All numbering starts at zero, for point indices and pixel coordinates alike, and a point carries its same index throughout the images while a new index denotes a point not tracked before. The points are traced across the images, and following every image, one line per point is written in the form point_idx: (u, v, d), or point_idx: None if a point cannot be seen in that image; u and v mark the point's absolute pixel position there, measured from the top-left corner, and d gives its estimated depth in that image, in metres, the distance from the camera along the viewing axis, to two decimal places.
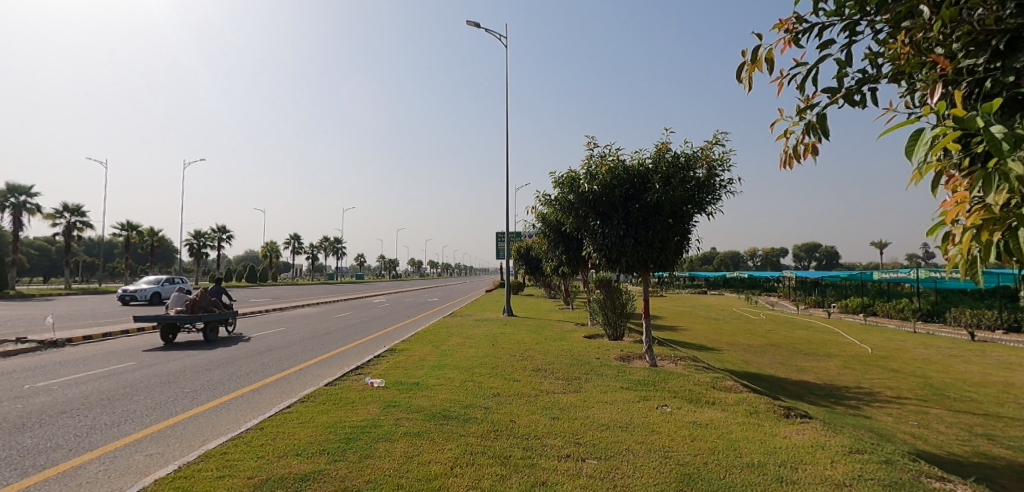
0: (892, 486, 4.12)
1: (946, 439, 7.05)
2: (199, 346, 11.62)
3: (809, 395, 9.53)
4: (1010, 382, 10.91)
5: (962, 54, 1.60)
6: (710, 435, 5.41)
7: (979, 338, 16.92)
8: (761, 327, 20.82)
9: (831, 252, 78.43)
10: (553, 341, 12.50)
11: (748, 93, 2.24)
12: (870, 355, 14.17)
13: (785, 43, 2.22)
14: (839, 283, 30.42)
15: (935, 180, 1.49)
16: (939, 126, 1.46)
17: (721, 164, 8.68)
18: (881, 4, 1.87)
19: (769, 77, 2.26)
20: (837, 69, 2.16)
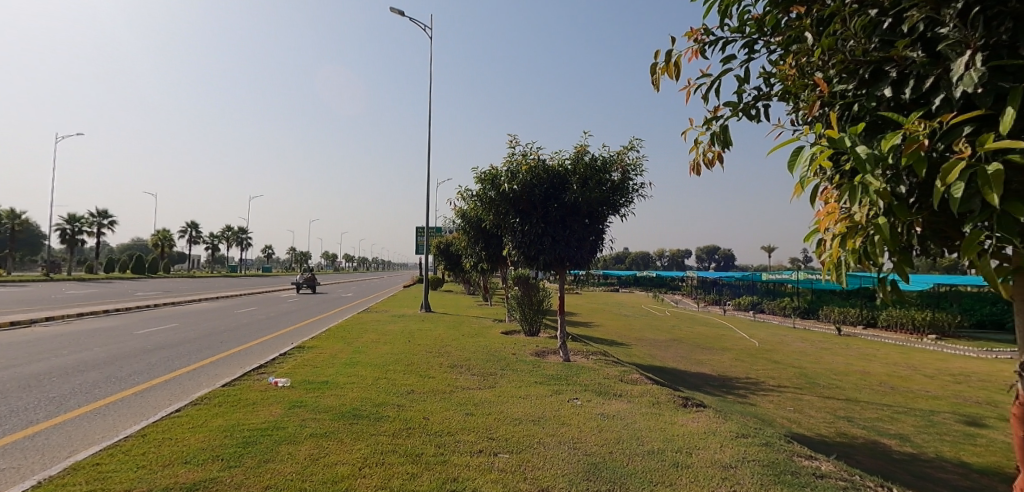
0: (769, 465, 4.56)
1: (816, 422, 7.95)
2: (201, 316, 16.65)
3: (706, 386, 10.30)
4: (866, 371, 12.53)
5: (836, 79, 1.77)
6: (616, 425, 5.68)
7: (845, 333, 19.20)
8: (665, 323, 22.26)
9: (728, 256, 85.58)
10: (470, 337, 12.50)
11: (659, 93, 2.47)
12: (757, 348, 15.64)
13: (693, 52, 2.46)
14: (735, 283, 33.21)
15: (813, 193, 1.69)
16: (819, 143, 1.63)
17: (634, 169, 9.11)
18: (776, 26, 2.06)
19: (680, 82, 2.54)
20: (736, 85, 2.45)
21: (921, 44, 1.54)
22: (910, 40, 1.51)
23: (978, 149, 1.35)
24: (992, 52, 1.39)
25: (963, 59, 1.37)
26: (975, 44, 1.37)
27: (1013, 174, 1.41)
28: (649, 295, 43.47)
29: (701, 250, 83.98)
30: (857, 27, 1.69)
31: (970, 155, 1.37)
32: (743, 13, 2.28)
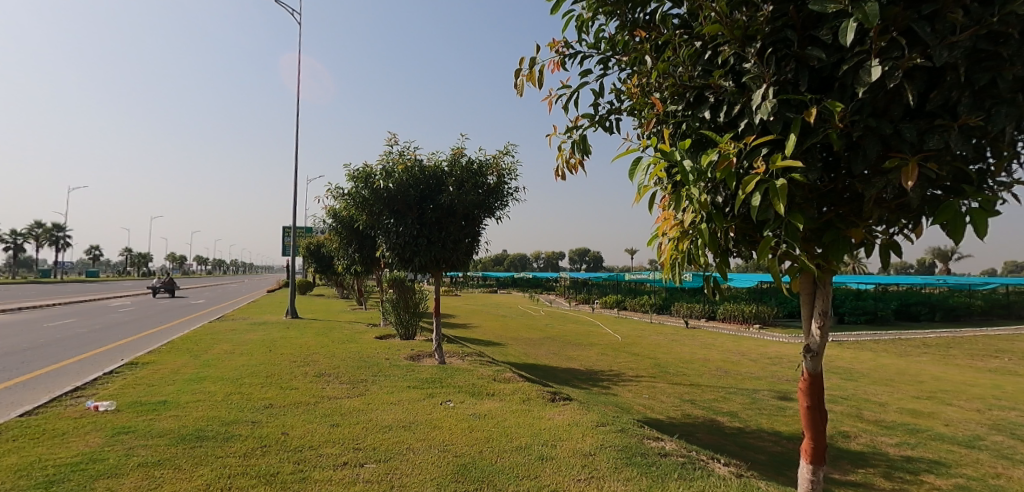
0: (622, 449, 4.97)
1: (666, 406, 8.86)
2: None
3: (574, 380, 10.94)
4: (707, 358, 14.30)
5: (669, 100, 2.00)
6: (486, 424, 5.78)
7: (691, 325, 21.71)
8: (539, 322, 23.24)
9: (596, 258, 92.03)
10: (341, 343, 11.87)
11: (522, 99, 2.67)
12: (619, 342, 17.01)
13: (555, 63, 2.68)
14: (602, 283, 35.78)
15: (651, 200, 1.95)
16: (655, 157, 1.88)
17: (509, 174, 9.36)
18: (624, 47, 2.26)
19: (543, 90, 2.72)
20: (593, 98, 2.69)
21: (731, 75, 1.78)
22: (723, 70, 1.74)
23: (769, 167, 1.62)
24: (781, 87, 1.66)
25: (759, 91, 1.63)
26: (768, 79, 1.63)
27: (796, 189, 1.72)
28: (525, 296, 45.10)
29: (573, 252, 89.31)
30: (685, 56, 1.91)
31: (763, 172, 1.64)
32: (598, 32, 2.47)
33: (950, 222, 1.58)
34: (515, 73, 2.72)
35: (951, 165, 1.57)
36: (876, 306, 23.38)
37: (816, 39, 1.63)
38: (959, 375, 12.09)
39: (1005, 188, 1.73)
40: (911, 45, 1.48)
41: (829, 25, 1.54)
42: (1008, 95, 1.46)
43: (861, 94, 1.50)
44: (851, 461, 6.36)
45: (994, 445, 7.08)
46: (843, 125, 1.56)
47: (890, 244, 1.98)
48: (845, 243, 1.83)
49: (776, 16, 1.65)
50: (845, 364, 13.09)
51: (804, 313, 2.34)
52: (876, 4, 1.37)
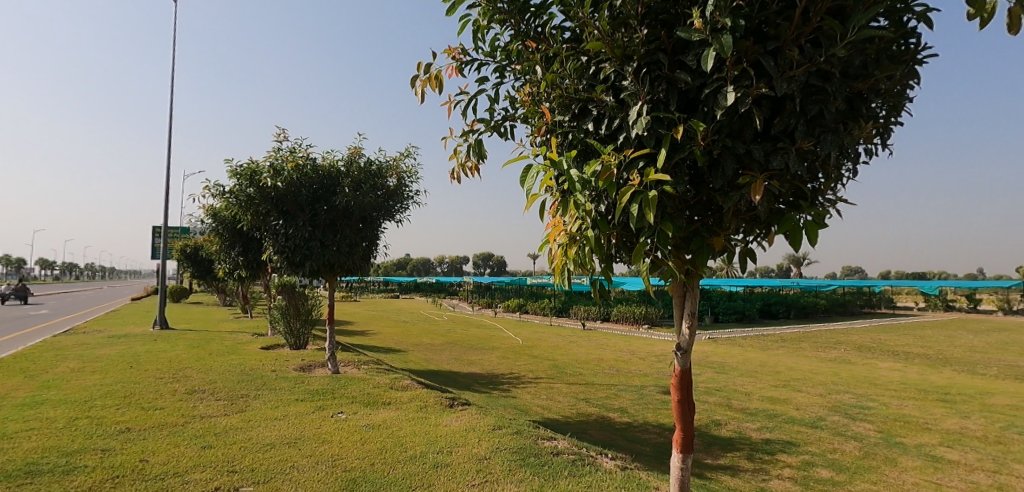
0: (517, 451, 5.06)
1: (562, 406, 9.19)
2: None
3: (474, 384, 10.96)
4: (601, 358, 15.07)
5: (557, 111, 2.08)
6: (380, 435, 5.58)
7: (587, 327, 22.74)
8: (441, 327, 23.00)
9: (499, 262, 93.26)
10: (220, 355, 10.83)
11: (421, 103, 2.66)
12: (520, 345, 17.35)
13: (452, 69, 2.69)
14: (505, 287, 36.31)
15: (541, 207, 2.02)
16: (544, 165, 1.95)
17: (410, 176, 9.16)
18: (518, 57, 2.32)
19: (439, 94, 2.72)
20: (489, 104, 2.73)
21: (612, 91, 1.90)
22: (604, 85, 1.85)
23: (643, 179, 1.75)
24: (654, 105, 1.80)
25: (635, 108, 1.76)
26: (643, 97, 1.76)
27: (666, 200, 1.87)
28: (428, 300, 44.44)
29: (476, 257, 89.73)
30: (571, 70, 2.00)
31: (639, 183, 1.77)
32: (493, 41, 2.50)
33: (789, 233, 1.81)
34: (411, 76, 2.70)
35: (790, 184, 1.81)
36: (744, 306, 26.19)
37: (683, 64, 1.80)
38: (807, 365, 13.91)
39: (832, 204, 2.02)
40: (758, 77, 1.69)
41: (694, 52, 1.70)
42: (831, 126, 1.71)
43: (719, 117, 1.68)
44: (721, 446, 7.04)
45: (832, 424, 8.23)
46: (704, 144, 1.73)
47: (746, 251, 2.22)
48: (708, 250, 2.02)
49: (650, 39, 1.79)
50: (719, 359, 14.48)
51: (676, 314, 2.55)
52: (730, 37, 1.54)
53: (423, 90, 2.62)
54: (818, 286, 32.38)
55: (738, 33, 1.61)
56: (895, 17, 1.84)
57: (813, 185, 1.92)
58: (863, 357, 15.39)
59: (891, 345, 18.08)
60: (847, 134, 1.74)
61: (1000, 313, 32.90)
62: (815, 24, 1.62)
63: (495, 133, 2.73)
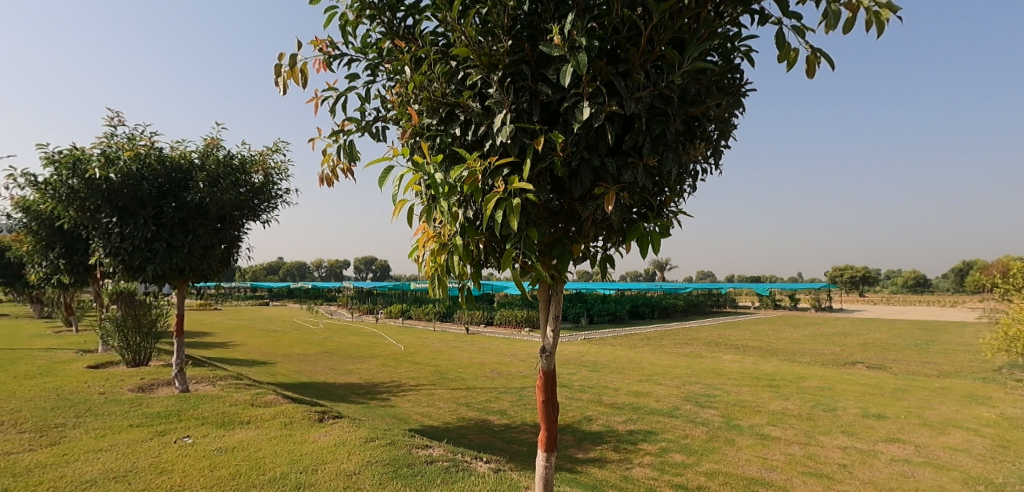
0: (389, 463, 4.88)
1: (442, 412, 9.07)
2: None
3: (350, 395, 10.40)
4: (483, 361, 15.19)
5: (425, 114, 2.05)
6: (234, 459, 5.03)
7: (471, 331, 22.84)
8: (316, 335, 21.53)
9: (382, 267, 89.94)
10: (29, 378, 9.01)
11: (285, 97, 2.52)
12: (401, 352, 16.85)
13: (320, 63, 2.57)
14: (387, 292, 35.15)
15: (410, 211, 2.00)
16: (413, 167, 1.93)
17: (279, 173, 8.44)
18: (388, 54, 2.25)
19: (304, 88, 2.58)
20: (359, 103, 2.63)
21: (479, 97, 1.92)
22: (471, 91, 1.87)
23: (507, 187, 1.79)
24: (518, 114, 1.86)
25: (500, 116, 1.80)
26: (507, 106, 1.81)
27: (530, 207, 1.94)
28: (302, 307, 41.36)
29: (357, 262, 85.66)
30: (439, 73, 1.98)
31: (502, 190, 1.81)
32: (363, 37, 2.40)
33: (638, 241, 1.98)
34: (274, 67, 2.52)
35: (638, 196, 1.97)
36: (616, 308, 28.17)
37: (545, 77, 1.88)
38: (667, 360, 15.36)
39: (675, 215, 2.24)
40: (610, 95, 1.82)
41: (555, 67, 1.78)
42: (671, 145, 1.90)
43: (577, 129, 1.78)
44: (591, 440, 7.45)
45: (685, 412, 9.17)
46: (563, 154, 1.82)
47: (605, 258, 2.38)
48: (569, 256, 2.12)
49: (514, 50, 1.84)
50: (593, 358, 15.38)
51: (541, 317, 2.65)
52: (584, 56, 1.64)
53: (288, 85, 2.50)
54: (677, 289, 35.97)
55: (593, 52, 1.73)
56: (724, 53, 2.11)
57: (660, 197, 2.11)
58: (712, 351, 17.39)
59: (734, 340, 20.65)
60: (685, 153, 1.95)
61: (814, 310, 39.31)
62: (658, 52, 1.80)
63: (366, 133, 2.64)
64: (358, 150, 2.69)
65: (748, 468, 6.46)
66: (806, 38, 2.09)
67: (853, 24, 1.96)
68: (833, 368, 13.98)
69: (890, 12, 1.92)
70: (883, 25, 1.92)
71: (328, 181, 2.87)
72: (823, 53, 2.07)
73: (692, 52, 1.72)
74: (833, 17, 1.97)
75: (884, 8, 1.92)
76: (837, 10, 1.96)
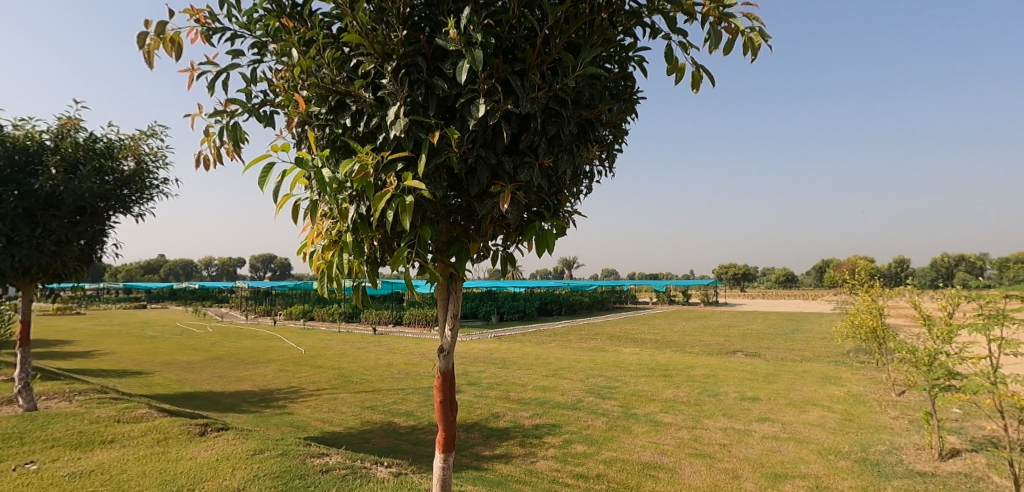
0: (279, 476, 4.56)
1: (344, 417, 8.65)
2: None
3: (241, 404, 9.58)
4: (390, 362, 14.73)
5: (313, 102, 1.92)
6: (90, 485, 4.41)
7: (378, 331, 22.07)
8: (203, 340, 19.60)
9: (281, 265, 84.15)
10: None
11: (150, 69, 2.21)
12: (301, 355, 15.86)
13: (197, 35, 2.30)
14: (287, 291, 32.92)
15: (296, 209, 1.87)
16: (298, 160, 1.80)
17: (155, 160, 7.53)
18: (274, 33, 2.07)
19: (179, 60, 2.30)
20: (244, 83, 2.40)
21: (372, 87, 1.83)
22: (364, 81, 1.77)
23: (400, 183, 1.72)
24: (413, 108, 1.79)
25: (393, 109, 1.72)
26: (401, 99, 1.74)
27: (426, 204, 1.88)
28: (188, 309, 37.51)
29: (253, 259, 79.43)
30: (328, 58, 1.86)
31: (395, 186, 1.73)
32: (249, 12, 2.19)
33: (535, 240, 2.00)
34: (137, 36, 2.22)
35: (535, 195, 1.99)
36: (525, 305, 28.68)
37: (441, 72, 1.83)
38: (572, 355, 15.92)
39: (570, 214, 2.30)
40: (506, 94, 1.82)
41: (451, 61, 1.75)
42: (566, 146, 1.95)
43: (472, 127, 1.76)
44: (497, 437, 7.51)
45: (587, 404, 9.55)
46: (459, 151, 1.79)
47: (506, 256, 2.38)
48: (467, 254, 2.10)
49: (409, 40, 1.78)
50: (502, 355, 15.53)
51: (441, 316, 2.60)
52: (480, 53, 1.62)
53: (155, 55, 2.20)
54: (583, 286, 37.47)
55: (489, 49, 1.71)
56: (619, 62, 2.20)
57: (556, 198, 2.16)
58: (614, 345, 18.31)
59: (633, 334, 21.91)
60: (579, 155, 2.01)
61: (704, 304, 42.88)
62: (555, 56, 1.83)
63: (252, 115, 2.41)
64: (244, 133, 2.45)
65: (643, 453, 6.87)
66: (690, 55, 2.25)
67: (732, 46, 2.17)
68: (718, 357, 15.33)
69: (762, 38, 2.13)
70: (756, 50, 2.14)
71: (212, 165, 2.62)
72: (705, 69, 2.24)
73: (585, 57, 1.76)
74: (714, 37, 2.15)
75: (757, 34, 2.13)
76: (719, 31, 2.12)
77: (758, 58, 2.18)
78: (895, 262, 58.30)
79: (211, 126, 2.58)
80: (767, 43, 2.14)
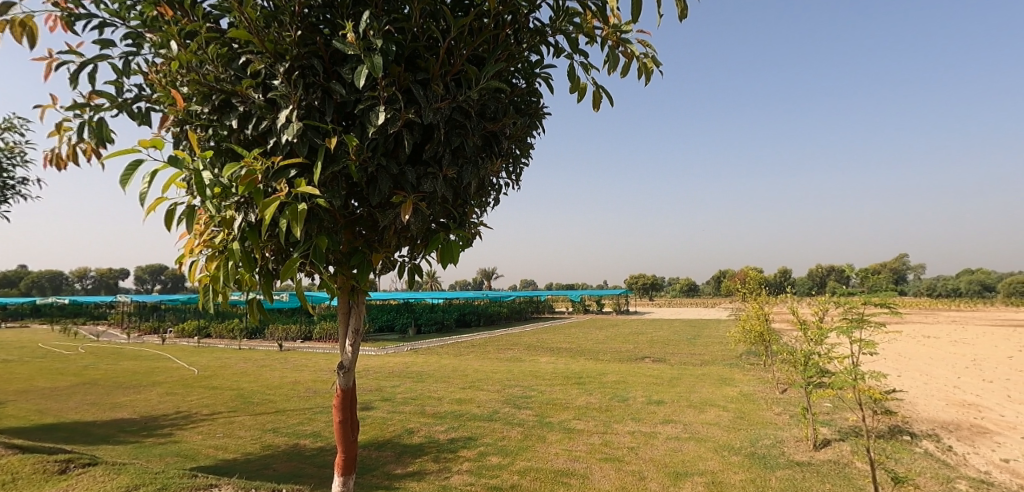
0: None
1: (242, 442, 7.97)
2: None
3: (118, 434, 8.50)
4: (297, 380, 13.82)
5: (193, 100, 1.76)
6: None
7: (284, 347, 20.66)
8: (72, 363, 17.20)
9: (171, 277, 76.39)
10: None
11: None
12: (194, 376, 14.43)
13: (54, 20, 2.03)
14: (178, 305, 29.91)
15: (171, 215, 1.71)
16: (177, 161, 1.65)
17: (10, 157, 6.57)
18: (149, 24, 1.88)
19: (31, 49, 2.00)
20: (115, 76, 2.15)
21: (261, 88, 1.72)
22: (252, 81, 1.66)
23: (292, 189, 1.62)
24: (307, 112, 1.71)
25: (284, 113, 1.63)
26: (294, 102, 1.65)
27: (321, 213, 1.79)
28: (55, 328, 32.80)
29: (138, 271, 71.48)
30: (212, 54, 1.72)
31: (286, 192, 1.63)
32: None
33: (440, 251, 1.97)
34: None
35: (439, 206, 1.96)
36: (443, 317, 28.28)
37: (340, 76, 1.76)
38: (490, 366, 15.92)
39: (477, 226, 2.30)
40: (409, 103, 1.79)
41: (349, 66, 1.69)
42: (471, 158, 1.94)
43: (372, 134, 1.71)
44: (411, 454, 7.29)
45: (503, 415, 9.58)
46: (358, 159, 1.72)
47: (413, 267, 2.32)
48: (369, 265, 2.02)
49: (304, 41, 1.69)
50: (418, 368, 15.16)
51: (341, 331, 2.47)
52: (379, 59, 1.58)
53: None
54: (501, 297, 37.76)
55: (389, 56, 1.67)
56: (525, 76, 2.24)
57: (462, 209, 2.15)
58: (530, 355, 18.57)
59: (550, 343, 22.37)
60: (484, 167, 2.01)
61: (615, 313, 44.87)
62: (458, 67, 1.83)
63: (123, 112, 2.17)
64: (110, 131, 2.20)
65: (557, 461, 6.99)
66: (590, 76, 2.36)
67: (630, 68, 2.29)
68: (628, 363, 16.06)
69: (656, 64, 2.27)
70: (650, 75, 2.28)
71: (66, 163, 2.33)
72: (604, 89, 2.36)
73: (488, 71, 1.77)
74: (613, 60, 2.26)
75: (651, 60, 2.27)
76: (616, 55, 2.24)
77: (651, 82, 2.33)
78: (779, 272, 64.76)
79: (67, 120, 2.29)
80: (659, 69, 2.29)
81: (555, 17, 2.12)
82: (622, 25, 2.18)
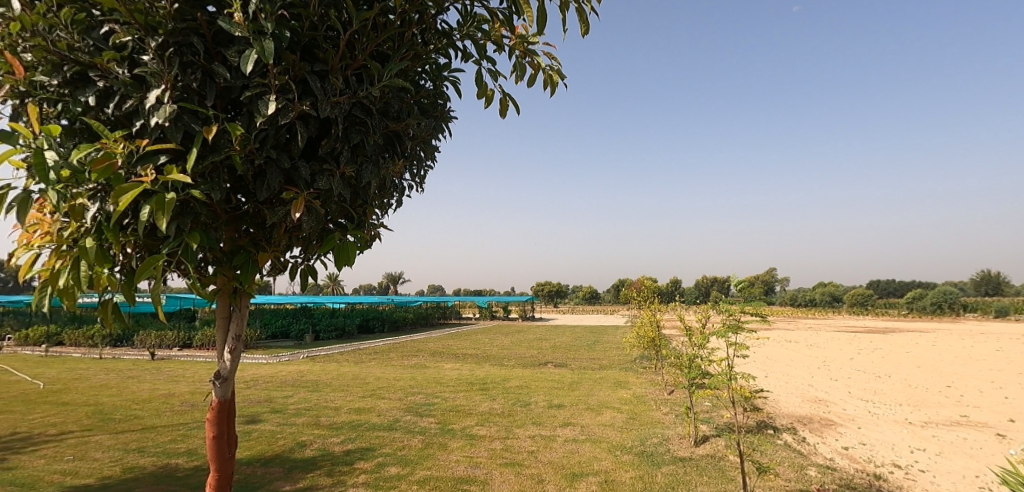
0: None
1: (98, 464, 6.97)
2: None
3: None
4: (170, 392, 12.40)
5: (39, 69, 1.53)
6: None
7: (157, 356, 18.46)
8: None
9: None
10: None
11: None
12: (39, 391, 12.39)
13: None
14: (21, 308, 25.56)
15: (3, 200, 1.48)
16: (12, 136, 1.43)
17: None
18: None
19: None
20: None
21: (128, 63, 1.53)
22: (115, 54, 1.47)
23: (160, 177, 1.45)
24: (184, 95, 1.55)
25: (155, 92, 1.46)
26: (168, 80, 1.48)
27: (197, 205, 1.62)
28: None
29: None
30: (66, 18, 1.50)
31: (152, 180, 1.46)
32: None
33: (334, 252, 1.87)
34: None
35: (335, 205, 1.87)
36: (345, 322, 27.00)
37: (225, 58, 1.62)
38: (392, 373, 15.43)
39: (376, 227, 2.21)
40: (304, 94, 1.69)
41: (236, 48, 1.55)
42: (371, 157, 1.87)
43: (260, 125, 1.58)
44: (302, 468, 6.83)
45: (403, 424, 9.32)
46: (243, 150, 1.58)
47: (305, 269, 2.17)
48: (254, 266, 1.86)
49: (182, 15, 1.53)
50: (313, 377, 14.28)
51: (218, 338, 2.25)
52: (271, 44, 1.47)
53: None
54: (406, 302, 36.85)
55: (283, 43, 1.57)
56: (432, 79, 2.21)
57: (362, 209, 2.05)
58: (435, 361, 18.27)
59: (454, 349, 22.19)
60: (385, 166, 1.95)
61: (521, 319, 45.65)
62: (360, 61, 1.76)
63: None
64: None
65: (457, 468, 6.93)
66: (498, 83, 2.39)
67: (535, 79, 2.35)
68: (531, 368, 16.37)
69: (561, 76, 2.36)
70: (554, 87, 2.36)
71: None
72: (511, 98, 2.40)
73: (391, 68, 1.72)
74: (520, 70, 2.31)
75: (555, 73, 2.35)
76: (524, 65, 2.28)
77: (555, 94, 2.41)
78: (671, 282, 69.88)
79: None
80: (563, 82, 2.38)
81: (463, 22, 2.12)
82: (529, 37, 2.24)
